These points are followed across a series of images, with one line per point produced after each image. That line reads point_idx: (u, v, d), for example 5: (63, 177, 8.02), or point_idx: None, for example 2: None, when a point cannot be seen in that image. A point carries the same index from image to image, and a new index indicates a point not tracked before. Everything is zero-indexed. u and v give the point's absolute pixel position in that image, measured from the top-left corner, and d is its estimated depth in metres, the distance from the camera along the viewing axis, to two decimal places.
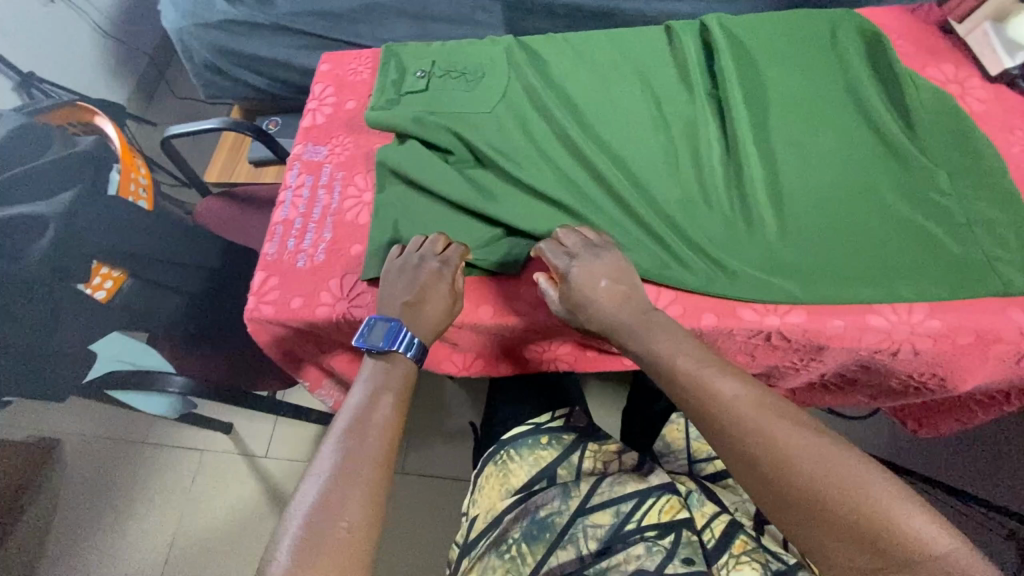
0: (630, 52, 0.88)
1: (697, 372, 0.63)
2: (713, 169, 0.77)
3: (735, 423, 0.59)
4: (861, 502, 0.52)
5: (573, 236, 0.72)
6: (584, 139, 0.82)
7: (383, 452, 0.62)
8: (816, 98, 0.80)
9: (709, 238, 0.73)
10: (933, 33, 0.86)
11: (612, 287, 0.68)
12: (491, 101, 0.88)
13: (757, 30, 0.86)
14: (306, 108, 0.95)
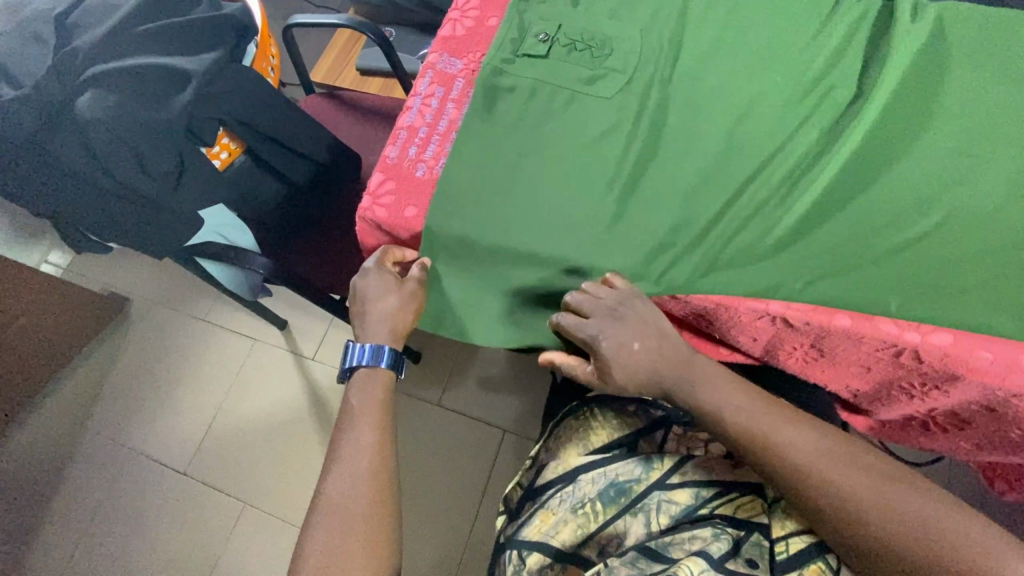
0: (811, 23, 0.79)
1: (756, 419, 0.66)
2: (884, 166, 0.70)
3: (792, 461, 0.63)
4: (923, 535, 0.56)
5: (588, 298, 0.70)
6: (744, 107, 0.75)
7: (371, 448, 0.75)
8: (1013, 107, 0.71)
9: (861, 236, 0.67)
10: None
11: (635, 357, 0.71)
12: (647, 50, 0.81)
13: (954, 22, 0.77)
14: (447, 17, 0.91)
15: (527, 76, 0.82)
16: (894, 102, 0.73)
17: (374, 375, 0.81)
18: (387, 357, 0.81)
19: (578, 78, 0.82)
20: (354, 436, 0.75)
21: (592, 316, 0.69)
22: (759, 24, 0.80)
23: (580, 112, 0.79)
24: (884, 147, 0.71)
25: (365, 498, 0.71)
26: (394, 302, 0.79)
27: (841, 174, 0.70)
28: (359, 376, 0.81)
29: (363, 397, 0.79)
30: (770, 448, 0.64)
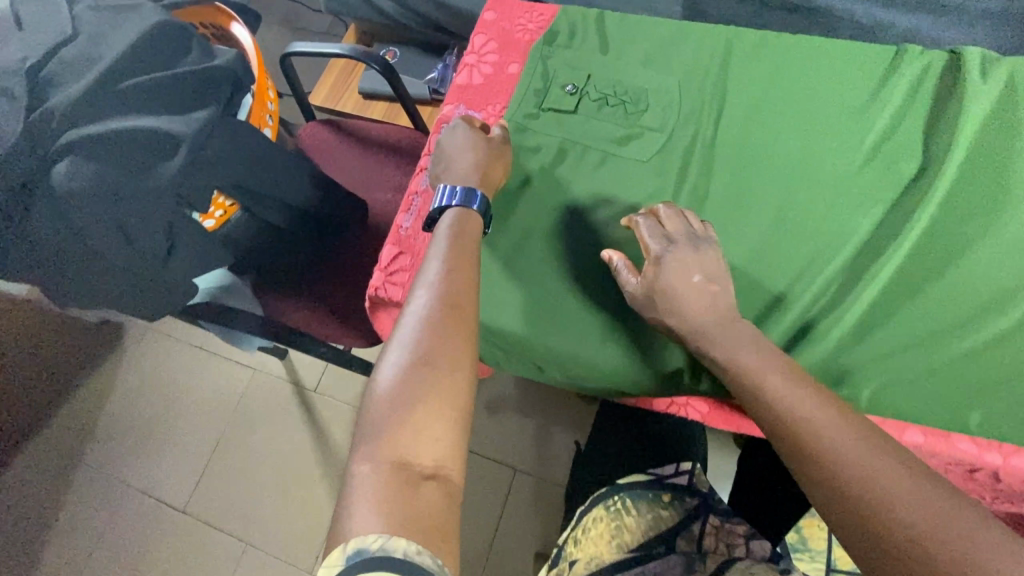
0: (871, 80, 0.71)
1: (829, 422, 0.53)
2: (958, 254, 0.63)
3: (842, 467, 0.50)
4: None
5: (676, 219, 0.65)
6: (798, 178, 0.68)
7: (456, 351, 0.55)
8: None
9: (936, 339, 0.61)
10: None
11: (698, 287, 0.62)
12: (688, 109, 0.74)
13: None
14: (462, 61, 0.83)
15: (554, 140, 0.75)
16: (968, 176, 0.66)
17: (465, 216, 0.66)
18: (477, 201, 0.67)
19: (610, 137, 0.75)
20: (435, 301, 0.58)
21: (675, 235, 0.64)
22: (811, 81, 0.72)
23: (615, 182, 0.72)
24: (958, 230, 0.64)
25: (456, 362, 0.55)
26: (472, 160, 0.70)
27: (909, 265, 0.63)
28: (441, 239, 0.64)
29: (456, 239, 0.64)
30: (811, 456, 0.52)
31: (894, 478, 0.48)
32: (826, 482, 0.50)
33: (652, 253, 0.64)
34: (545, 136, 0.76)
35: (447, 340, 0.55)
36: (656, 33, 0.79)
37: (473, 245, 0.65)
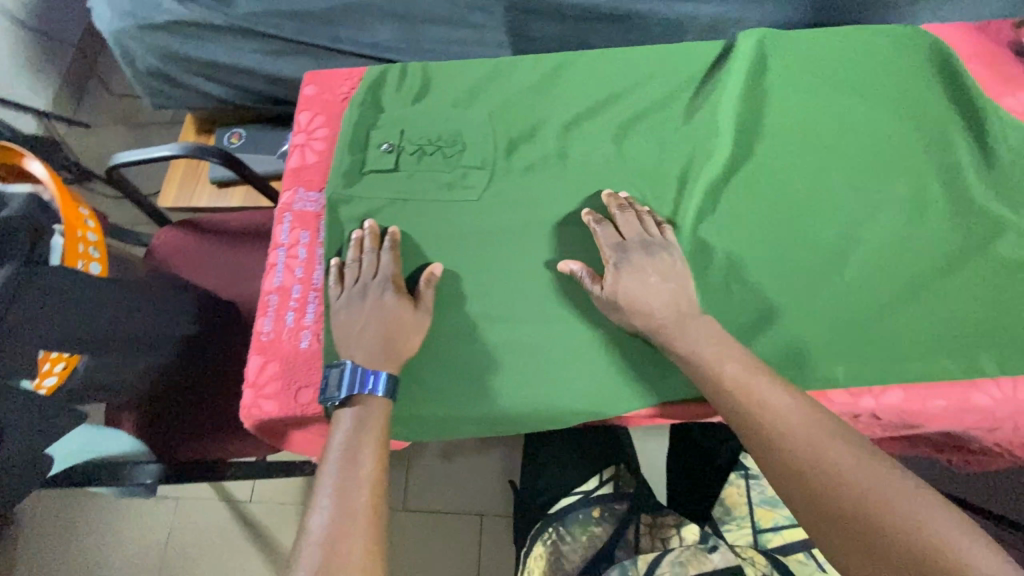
0: (676, 80, 0.76)
1: (778, 402, 0.54)
2: (784, 223, 0.67)
3: (798, 462, 0.50)
4: (932, 570, 0.41)
5: (631, 219, 0.66)
6: (634, 182, 0.72)
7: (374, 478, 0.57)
8: (884, 135, 0.70)
9: (788, 303, 0.64)
10: (1005, 58, 0.73)
11: (661, 288, 0.62)
12: (520, 141, 0.75)
13: (805, 56, 0.75)
14: (292, 143, 0.80)
15: (387, 199, 0.73)
16: (772, 146, 0.71)
17: (362, 403, 0.61)
18: (380, 384, 0.62)
19: (439, 186, 0.74)
20: (347, 442, 0.58)
21: (627, 238, 0.65)
22: (624, 93, 0.76)
23: (468, 235, 0.71)
24: (779, 197, 0.68)
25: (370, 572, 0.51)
26: (374, 326, 0.64)
27: (746, 241, 0.67)
28: (340, 430, 0.60)
29: (357, 428, 0.60)
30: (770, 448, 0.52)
31: (852, 465, 0.48)
32: (785, 472, 0.50)
33: (608, 259, 0.65)
34: (375, 197, 0.73)
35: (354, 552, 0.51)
36: (473, 73, 0.80)
37: (381, 430, 0.60)
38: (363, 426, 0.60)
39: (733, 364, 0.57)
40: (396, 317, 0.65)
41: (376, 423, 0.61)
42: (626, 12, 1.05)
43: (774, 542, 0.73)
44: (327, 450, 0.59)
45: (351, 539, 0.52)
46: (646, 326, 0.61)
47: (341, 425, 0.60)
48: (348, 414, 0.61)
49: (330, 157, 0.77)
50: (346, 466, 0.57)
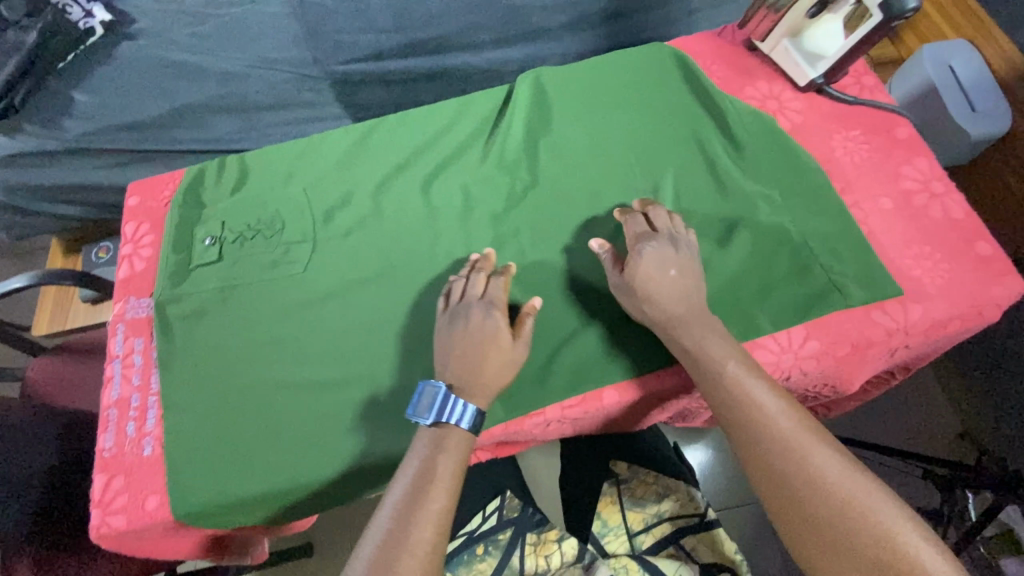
0: (470, 128, 0.84)
1: (767, 398, 0.59)
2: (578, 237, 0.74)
3: (791, 489, 0.55)
4: (879, 556, 0.50)
5: (655, 217, 0.69)
6: (445, 227, 0.77)
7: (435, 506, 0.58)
8: (650, 141, 0.79)
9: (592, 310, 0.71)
10: (742, 54, 0.84)
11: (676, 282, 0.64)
12: (336, 209, 0.79)
13: (576, 85, 0.84)
14: (121, 255, 0.82)
15: (215, 290, 0.76)
16: (560, 172, 0.79)
17: (446, 434, 0.62)
18: (467, 418, 0.62)
19: (264, 266, 0.77)
20: (420, 472, 0.60)
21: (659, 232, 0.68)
22: (425, 148, 0.83)
23: (298, 307, 0.74)
24: (570, 218, 0.76)
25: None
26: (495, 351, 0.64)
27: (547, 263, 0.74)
28: (441, 462, 0.60)
29: (439, 471, 0.60)
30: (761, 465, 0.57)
31: (835, 484, 0.54)
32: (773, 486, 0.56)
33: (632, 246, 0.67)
34: (204, 291, 0.76)
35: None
36: (286, 155, 0.85)
37: (457, 464, 0.61)
38: (438, 454, 0.61)
39: (734, 362, 0.61)
40: (494, 344, 0.65)
41: (458, 459, 0.61)
42: (444, 69, 1.14)
43: (645, 542, 0.79)
44: (404, 471, 0.61)
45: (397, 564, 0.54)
46: (655, 317, 0.64)
47: (414, 460, 0.61)
48: (441, 446, 0.61)
49: (157, 261, 0.79)
50: (390, 545, 0.55)
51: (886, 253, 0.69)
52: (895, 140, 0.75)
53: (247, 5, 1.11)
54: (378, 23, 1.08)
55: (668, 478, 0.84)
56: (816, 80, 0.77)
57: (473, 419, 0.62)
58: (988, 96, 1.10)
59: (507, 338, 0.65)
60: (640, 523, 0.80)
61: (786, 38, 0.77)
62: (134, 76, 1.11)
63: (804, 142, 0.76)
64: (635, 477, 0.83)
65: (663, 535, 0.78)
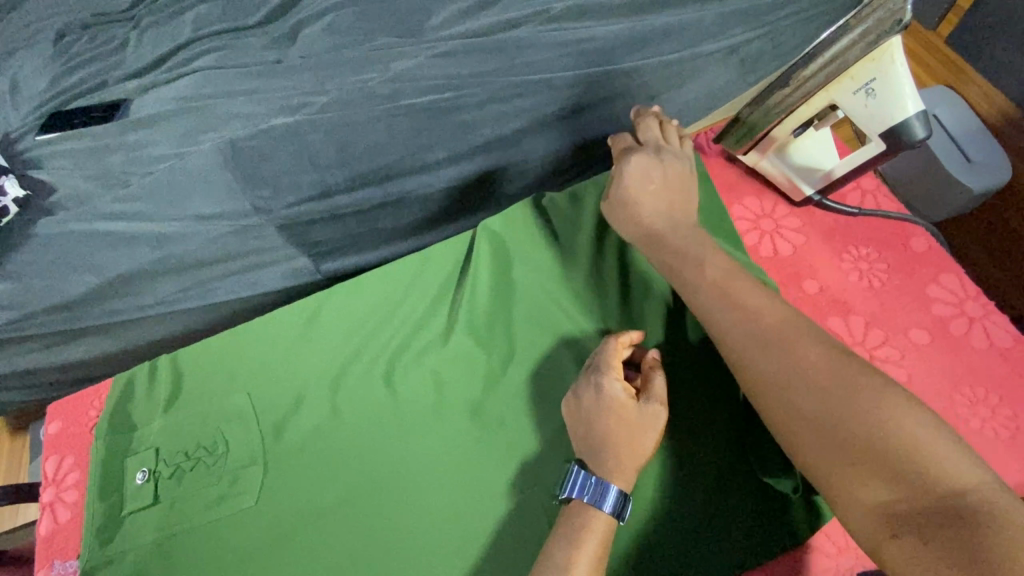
0: (430, 291, 0.73)
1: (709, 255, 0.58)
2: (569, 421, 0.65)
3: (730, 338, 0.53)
4: (819, 408, 0.46)
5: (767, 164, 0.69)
6: (417, 425, 0.66)
7: None
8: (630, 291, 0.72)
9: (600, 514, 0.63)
10: (721, 166, 0.74)
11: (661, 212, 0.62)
12: (287, 418, 0.68)
13: (541, 228, 0.75)
14: (41, 502, 0.69)
15: (153, 541, 0.63)
16: (543, 337, 0.69)
17: (591, 518, 0.54)
18: (613, 497, 0.54)
19: (208, 501, 0.65)
20: (559, 563, 0.51)
21: (760, 155, 0.69)
22: (382, 324, 0.72)
23: (250, 550, 0.62)
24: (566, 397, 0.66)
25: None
26: (633, 434, 0.57)
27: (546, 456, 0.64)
28: (590, 543, 0.52)
29: (580, 553, 0.52)
30: (726, 336, 0.54)
31: (795, 370, 0.48)
32: (737, 357, 0.52)
33: (777, 158, 0.68)
34: (139, 547, 0.63)
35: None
36: (223, 352, 0.73)
37: (596, 553, 0.52)
38: (580, 538, 0.53)
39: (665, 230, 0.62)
40: (634, 419, 0.57)
41: (603, 546, 0.53)
42: (399, 196, 1.04)
43: None
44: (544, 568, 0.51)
45: None
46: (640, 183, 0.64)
47: (558, 546, 0.52)
48: (584, 530, 0.53)
49: (83, 508, 0.67)
50: None
51: (936, 402, 0.58)
52: (912, 254, 0.66)
53: (173, 158, 1.01)
54: (320, 160, 0.99)
55: None
56: (813, 197, 0.68)
57: (617, 506, 0.54)
58: (983, 144, 1.03)
59: (656, 411, 0.59)
60: None
61: (771, 154, 0.68)
62: (57, 253, 0.98)
63: (816, 267, 0.66)
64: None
65: None
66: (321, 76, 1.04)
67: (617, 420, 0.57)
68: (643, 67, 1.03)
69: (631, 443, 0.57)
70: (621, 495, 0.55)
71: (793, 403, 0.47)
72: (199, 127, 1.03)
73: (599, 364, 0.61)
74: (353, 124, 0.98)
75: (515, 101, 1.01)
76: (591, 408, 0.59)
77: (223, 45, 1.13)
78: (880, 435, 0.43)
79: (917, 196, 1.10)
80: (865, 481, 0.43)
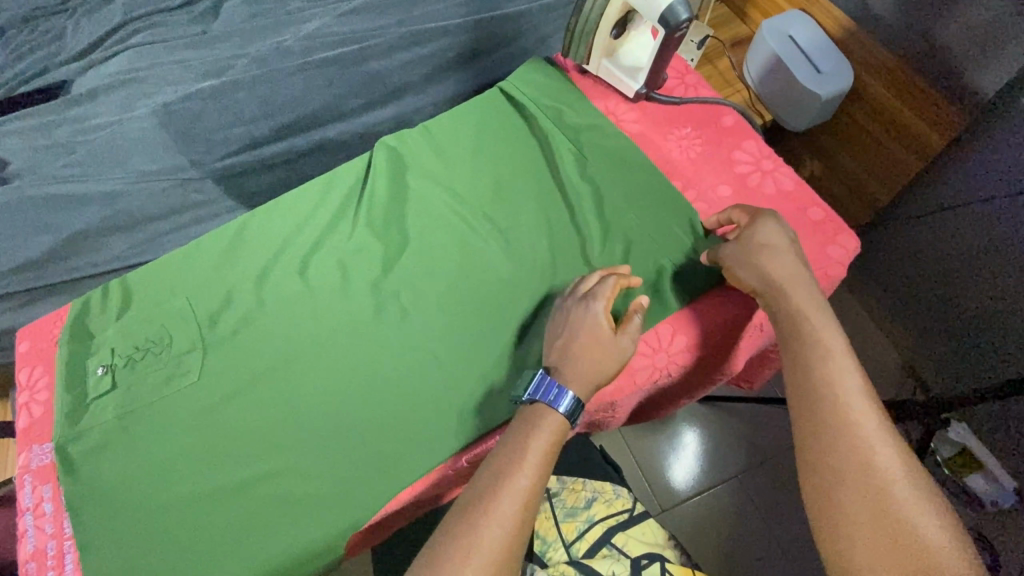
0: (336, 201, 0.87)
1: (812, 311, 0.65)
2: (453, 287, 0.79)
3: (815, 378, 0.61)
4: (867, 471, 0.54)
5: (603, 69, 0.83)
6: (327, 304, 0.79)
7: (519, 503, 0.59)
8: (505, 181, 0.84)
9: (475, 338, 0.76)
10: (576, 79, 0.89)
11: (792, 259, 0.68)
12: (220, 311, 0.81)
13: (429, 141, 0.89)
14: (17, 404, 0.81)
15: (114, 417, 0.76)
16: (430, 226, 0.83)
17: (545, 416, 0.65)
18: (567, 403, 0.65)
19: (158, 381, 0.77)
20: (512, 448, 0.63)
21: (595, 61, 0.82)
22: (297, 231, 0.85)
23: (197, 412, 0.75)
24: (449, 270, 0.80)
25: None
26: (603, 352, 0.68)
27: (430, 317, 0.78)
28: (541, 440, 0.63)
29: (532, 446, 0.63)
30: (811, 374, 0.61)
31: (860, 433, 0.57)
32: (813, 394, 0.60)
33: (607, 62, 0.82)
34: (103, 422, 0.76)
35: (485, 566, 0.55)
36: (165, 269, 0.86)
37: (549, 445, 0.63)
38: (540, 429, 0.64)
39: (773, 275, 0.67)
40: (607, 346, 0.68)
41: (553, 439, 0.64)
42: (319, 142, 1.15)
43: (581, 549, 0.84)
44: (502, 453, 0.63)
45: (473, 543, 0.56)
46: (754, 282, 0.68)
47: (529, 449, 0.62)
48: (536, 428, 0.64)
49: (53, 402, 0.79)
50: (499, 485, 0.60)
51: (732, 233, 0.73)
52: (722, 129, 0.81)
53: (114, 124, 1.12)
54: (246, 115, 1.11)
55: (595, 481, 0.91)
56: (640, 90, 0.81)
57: (569, 409, 0.65)
58: (829, 55, 1.18)
59: (625, 349, 0.69)
60: (576, 535, 0.85)
61: (604, 59, 0.82)
62: (14, 217, 1.09)
63: (647, 148, 0.82)
64: (563, 487, 0.90)
65: (597, 540, 0.84)
66: (242, 42, 1.16)
67: (600, 343, 0.68)
68: (527, 11, 1.17)
69: (602, 362, 0.68)
70: (576, 403, 0.66)
71: (849, 456, 0.56)
72: (135, 96, 1.14)
73: (600, 294, 0.70)
74: (273, 80, 1.11)
75: (415, 49, 1.14)
76: (585, 327, 0.69)
77: (154, 24, 1.24)
78: (907, 523, 0.52)
79: (782, 106, 1.26)
80: (874, 530, 0.52)
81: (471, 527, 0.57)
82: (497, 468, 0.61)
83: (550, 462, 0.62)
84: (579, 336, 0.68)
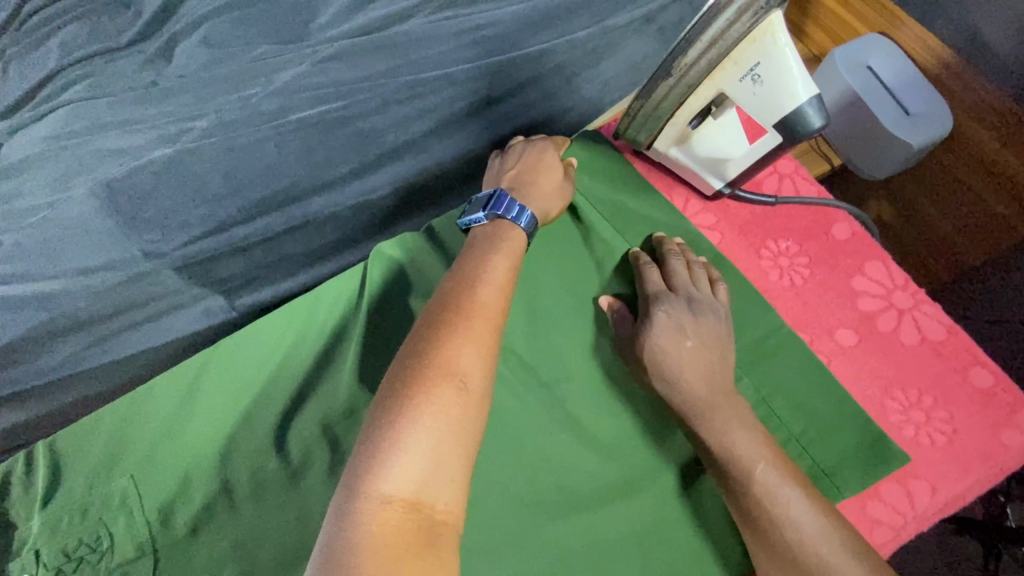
0: (324, 338, 0.68)
1: (744, 433, 0.57)
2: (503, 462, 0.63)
3: (765, 508, 0.55)
4: None
5: (672, 155, 0.66)
6: (321, 486, 0.61)
7: (487, 338, 0.52)
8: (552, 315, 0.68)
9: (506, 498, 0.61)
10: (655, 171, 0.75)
11: (695, 353, 0.60)
12: (175, 500, 0.61)
13: (437, 258, 0.71)
14: None
15: None
16: None
17: (508, 233, 0.62)
18: (525, 220, 0.64)
19: None
20: (482, 287, 0.56)
21: (665, 147, 0.65)
22: (275, 379, 0.66)
23: None
24: (495, 432, 0.63)
25: (462, 462, 0.46)
26: (545, 175, 0.68)
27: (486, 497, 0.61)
28: (497, 263, 0.58)
29: (495, 269, 0.58)
30: (762, 505, 0.55)
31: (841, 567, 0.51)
32: (770, 525, 0.54)
33: (681, 150, 0.64)
34: None
35: (447, 411, 0.46)
36: (104, 432, 0.66)
37: (510, 270, 0.59)
38: (495, 252, 0.60)
39: (689, 387, 0.60)
40: (542, 171, 0.68)
41: (511, 264, 0.59)
42: (303, 219, 0.95)
43: None
44: (473, 289, 0.55)
45: (440, 392, 0.47)
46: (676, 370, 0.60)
47: (490, 286, 0.56)
48: (495, 250, 0.60)
49: None
50: (459, 307, 0.53)
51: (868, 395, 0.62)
52: (838, 244, 0.68)
53: (48, 208, 0.90)
54: (210, 191, 0.90)
55: None
56: (724, 189, 0.66)
57: (529, 226, 0.64)
58: (922, 92, 0.97)
59: (560, 183, 0.69)
60: None
61: (674, 146, 0.64)
62: None
63: (746, 268, 0.69)
64: None
65: None
66: (201, 96, 0.94)
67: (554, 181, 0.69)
68: (552, 48, 0.95)
69: (548, 187, 0.68)
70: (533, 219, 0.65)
71: None
72: (74, 170, 0.92)
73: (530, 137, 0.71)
74: (241, 147, 0.89)
75: (416, 102, 0.93)
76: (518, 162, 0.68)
77: (90, 71, 1.00)
78: None
79: (858, 150, 1.04)
80: None
81: (428, 350, 0.49)
82: (462, 303, 0.53)
83: (507, 288, 0.57)
84: (538, 186, 0.67)
